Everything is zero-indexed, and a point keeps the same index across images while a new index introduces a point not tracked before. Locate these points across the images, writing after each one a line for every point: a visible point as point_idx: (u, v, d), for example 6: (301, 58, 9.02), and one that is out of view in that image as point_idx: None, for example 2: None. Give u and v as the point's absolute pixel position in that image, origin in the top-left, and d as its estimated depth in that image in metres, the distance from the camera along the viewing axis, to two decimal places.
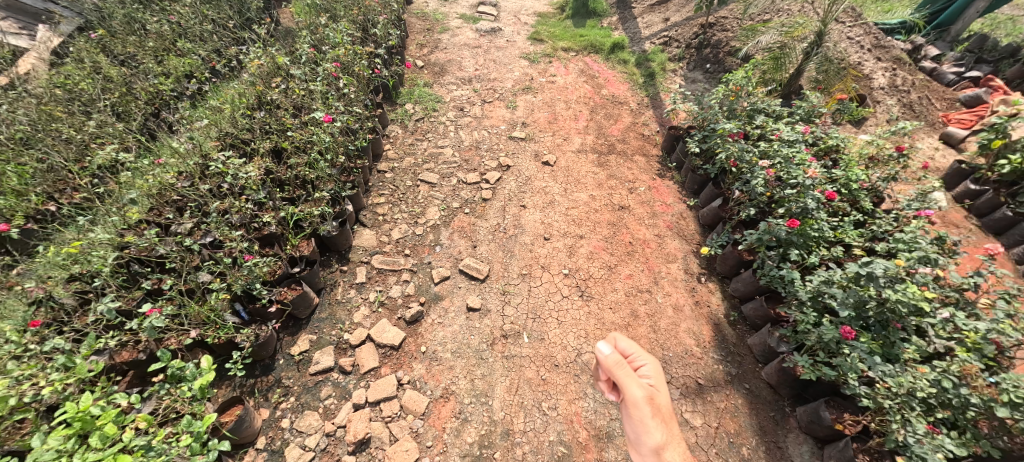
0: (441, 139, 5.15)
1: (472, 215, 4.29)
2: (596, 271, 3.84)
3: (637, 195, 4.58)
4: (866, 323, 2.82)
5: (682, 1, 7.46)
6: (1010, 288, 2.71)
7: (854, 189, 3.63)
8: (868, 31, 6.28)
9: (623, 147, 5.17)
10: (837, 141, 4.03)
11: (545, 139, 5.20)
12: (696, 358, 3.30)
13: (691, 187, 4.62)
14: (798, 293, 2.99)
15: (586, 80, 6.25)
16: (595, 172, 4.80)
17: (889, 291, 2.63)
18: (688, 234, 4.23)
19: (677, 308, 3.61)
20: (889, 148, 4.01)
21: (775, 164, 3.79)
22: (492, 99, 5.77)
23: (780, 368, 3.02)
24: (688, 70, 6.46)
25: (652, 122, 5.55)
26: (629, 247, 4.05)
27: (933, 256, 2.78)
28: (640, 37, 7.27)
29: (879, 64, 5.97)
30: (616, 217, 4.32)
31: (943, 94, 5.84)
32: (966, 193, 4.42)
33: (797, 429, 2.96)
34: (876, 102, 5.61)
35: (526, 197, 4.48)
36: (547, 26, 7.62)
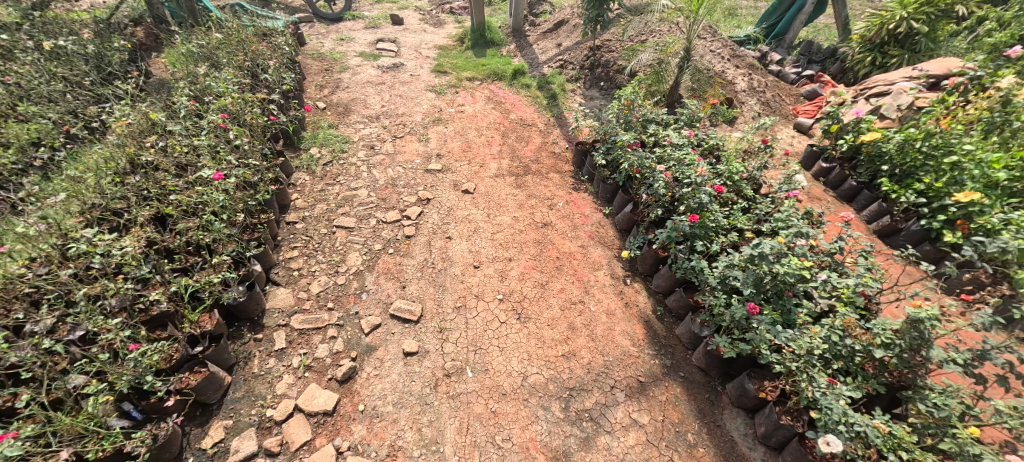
0: (354, 181, 4.94)
1: (397, 254, 4.15)
2: (529, 291, 3.88)
3: (557, 210, 4.77)
4: (767, 296, 3.16)
5: (570, 27, 8.08)
6: (865, 246, 3.22)
7: (736, 181, 4.12)
8: (725, 44, 7.29)
9: (537, 166, 5.38)
10: (717, 140, 4.59)
11: (462, 168, 5.23)
12: (634, 358, 3.44)
13: (604, 196, 4.92)
14: (709, 280, 3.27)
15: (494, 106, 6.46)
16: (515, 194, 4.92)
17: (779, 266, 2.98)
18: (609, 240, 4.48)
19: (609, 313, 3.76)
20: (758, 141, 4.63)
21: (670, 166, 4.18)
22: (403, 134, 5.70)
23: (706, 351, 3.26)
24: (585, 89, 6.99)
25: (561, 140, 5.88)
26: (558, 262, 4.17)
27: (806, 229, 3.23)
28: (538, 62, 7.73)
29: (738, 71, 6.94)
30: (541, 234, 4.45)
31: (790, 91, 6.98)
32: (821, 172, 5.30)
33: (730, 405, 3.19)
34: (742, 103, 6.50)
35: (451, 228, 4.44)
36: (448, 58, 7.78)
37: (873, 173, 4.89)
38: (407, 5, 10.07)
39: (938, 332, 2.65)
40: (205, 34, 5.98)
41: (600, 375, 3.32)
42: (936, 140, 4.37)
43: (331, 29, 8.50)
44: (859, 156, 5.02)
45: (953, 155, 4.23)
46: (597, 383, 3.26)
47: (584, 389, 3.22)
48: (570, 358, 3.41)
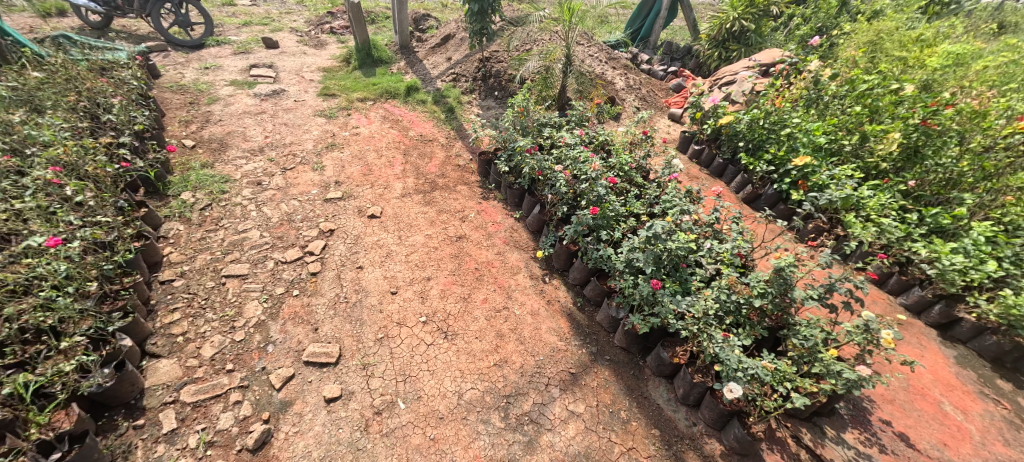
0: (241, 222, 4.43)
1: (304, 295, 3.81)
2: (453, 307, 3.82)
3: (469, 221, 4.77)
4: (666, 271, 3.49)
5: (457, 41, 8.18)
6: (736, 213, 3.72)
7: (627, 171, 4.49)
8: (600, 48, 7.95)
9: (444, 181, 5.34)
10: (605, 136, 4.97)
11: (365, 192, 4.99)
12: (562, 352, 3.56)
13: (512, 201, 5.04)
14: (616, 266, 3.51)
15: (391, 126, 6.27)
16: (424, 211, 4.82)
17: (671, 242, 3.31)
18: (523, 243, 4.60)
19: (534, 313, 3.85)
20: (639, 133, 5.12)
21: (568, 165, 4.42)
22: (293, 165, 5.27)
23: (625, 331, 3.49)
24: (481, 99, 7.13)
25: (464, 153, 5.91)
26: (477, 272, 4.17)
27: (688, 206, 3.63)
28: (430, 77, 7.69)
29: (616, 71, 7.61)
30: (456, 248, 4.41)
31: (660, 86, 7.86)
32: (695, 154, 6.05)
33: (652, 376, 3.45)
34: (623, 100, 7.12)
35: (361, 257, 4.20)
36: (335, 80, 7.39)
37: (733, 149, 5.69)
38: (280, 26, 9.37)
39: (798, 276, 3.17)
40: (18, 74, 4.95)
41: (533, 375, 3.37)
42: (773, 117, 5.23)
43: (191, 58, 7.58)
44: (721, 137, 5.81)
45: (787, 128, 5.09)
46: (531, 385, 3.31)
47: (520, 394, 3.25)
48: (502, 366, 3.42)
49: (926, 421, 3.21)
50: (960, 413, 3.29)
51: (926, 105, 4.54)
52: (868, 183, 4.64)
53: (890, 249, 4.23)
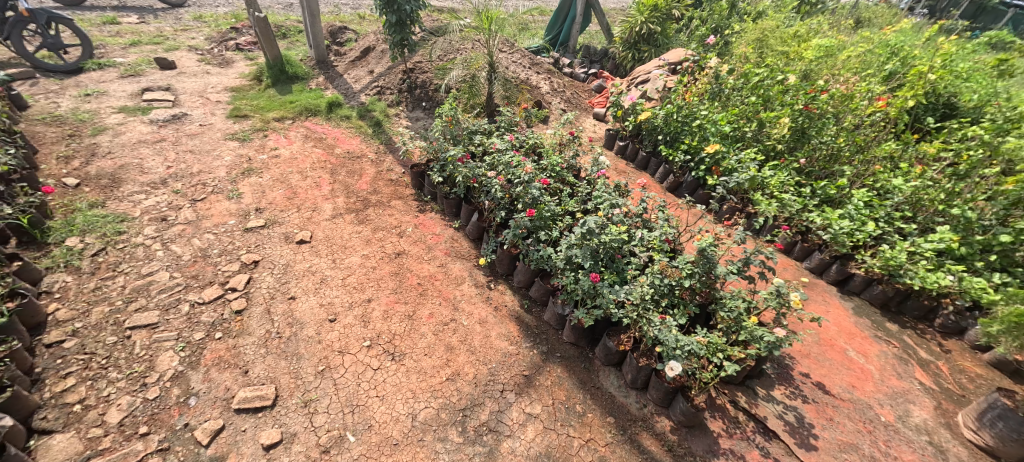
0: (145, 264, 3.95)
1: (230, 336, 3.47)
2: (397, 326, 3.68)
3: (407, 236, 4.64)
4: (604, 263, 3.63)
5: (377, 54, 7.96)
6: (661, 202, 3.97)
7: (558, 171, 4.63)
8: (523, 54, 8.12)
9: (377, 198, 5.15)
10: (535, 139, 5.08)
11: (291, 217, 4.67)
12: (514, 356, 3.57)
13: (450, 211, 4.99)
14: (557, 264, 3.59)
15: (314, 144, 5.94)
16: (358, 231, 4.61)
17: (605, 236, 3.44)
18: (465, 252, 4.56)
19: (482, 322, 3.82)
20: (567, 134, 5.30)
21: (500, 170, 4.45)
22: (205, 195, 4.80)
23: (572, 327, 3.58)
24: (409, 111, 6.99)
25: (396, 167, 5.75)
26: (420, 288, 4.06)
27: (617, 199, 3.81)
28: (353, 91, 7.39)
29: (540, 76, 7.81)
30: (396, 265, 4.27)
31: (583, 88, 8.24)
32: (620, 149, 6.40)
33: (602, 366, 3.56)
34: (549, 104, 7.34)
35: (292, 286, 3.91)
36: (246, 100, 6.85)
37: (654, 143, 6.09)
38: (176, 45, 8.53)
39: (719, 254, 3.45)
40: None
41: (487, 384, 3.34)
42: (685, 111, 5.67)
43: (67, 84, 6.66)
44: (642, 132, 6.20)
45: (698, 120, 5.54)
46: (486, 394, 3.28)
47: (476, 405, 3.20)
48: (455, 380, 3.35)
49: (836, 368, 3.62)
50: (861, 357, 3.75)
51: (807, 92, 5.19)
52: (769, 164, 5.15)
53: (792, 221, 4.76)
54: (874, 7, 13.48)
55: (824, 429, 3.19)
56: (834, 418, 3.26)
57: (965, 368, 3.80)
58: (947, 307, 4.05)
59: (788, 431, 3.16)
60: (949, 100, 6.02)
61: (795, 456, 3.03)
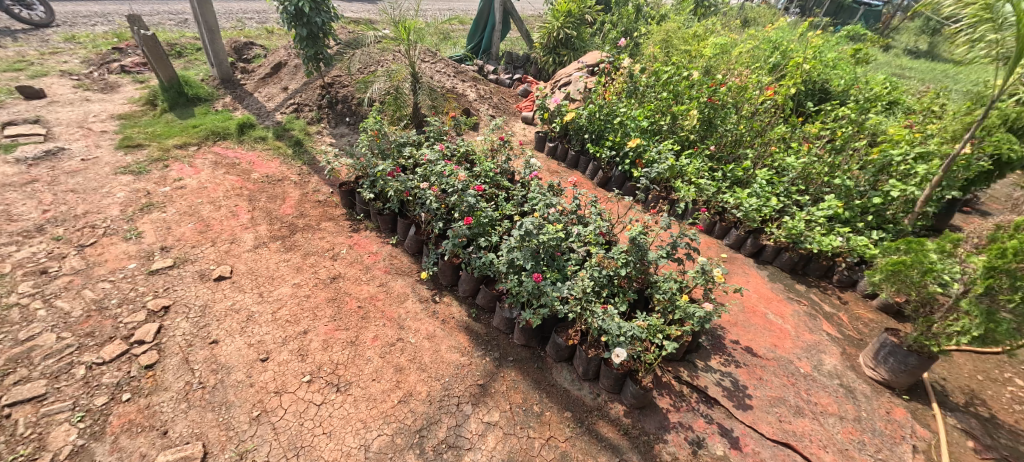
0: (23, 327, 3.37)
1: (141, 394, 3.07)
2: (340, 355, 3.47)
3: (342, 259, 4.41)
4: (545, 263, 3.70)
5: (290, 69, 7.52)
6: (592, 197, 4.13)
7: (492, 176, 4.65)
8: (446, 63, 8.08)
9: (304, 221, 4.83)
10: (465, 147, 5.07)
11: (205, 252, 4.23)
12: (466, 366, 3.52)
13: (386, 227, 4.82)
14: (499, 268, 3.59)
15: (226, 171, 5.45)
16: (285, 259, 4.29)
17: (543, 235, 3.51)
18: (406, 268, 4.43)
19: (430, 337, 3.72)
20: (497, 139, 5.34)
21: (434, 181, 4.37)
22: (95, 239, 4.20)
23: (521, 329, 3.60)
24: (331, 127, 6.67)
25: (323, 187, 5.45)
26: (361, 311, 3.86)
27: (551, 199, 3.90)
28: (266, 110, 6.89)
29: (465, 84, 7.81)
30: (332, 290, 4.03)
31: (509, 93, 8.40)
32: (551, 150, 6.58)
33: (554, 363, 3.62)
34: (478, 111, 7.37)
35: (213, 328, 3.54)
36: (139, 127, 6.12)
37: (581, 141, 6.35)
38: (43, 70, 7.41)
39: (649, 240, 3.66)
40: None
41: (442, 400, 3.26)
42: (605, 110, 5.97)
43: None
44: (569, 132, 6.43)
45: (618, 117, 5.85)
46: (442, 410, 3.19)
47: (432, 423, 3.11)
48: (407, 401, 3.22)
49: (760, 332, 3.99)
50: (779, 318, 4.17)
51: (709, 86, 5.74)
52: (685, 153, 5.58)
53: (710, 204, 5.20)
54: (757, 8, 15.21)
55: (756, 389, 3.49)
56: (763, 377, 3.59)
57: (861, 315, 4.36)
58: (841, 264, 4.64)
59: (727, 396, 3.42)
60: (823, 86, 6.94)
61: (735, 418, 3.28)
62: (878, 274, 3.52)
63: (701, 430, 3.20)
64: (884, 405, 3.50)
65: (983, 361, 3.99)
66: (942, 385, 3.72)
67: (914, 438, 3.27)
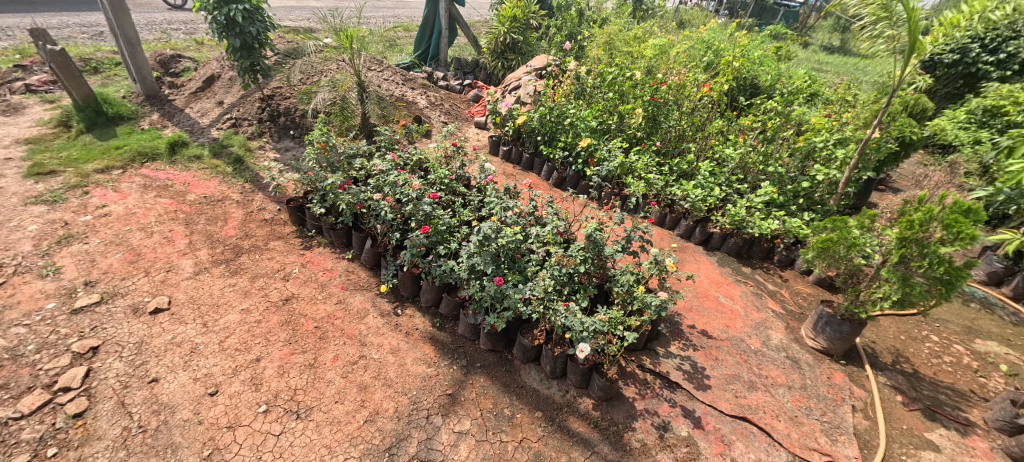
0: None
1: (71, 447, 2.76)
2: (298, 380, 3.31)
3: (294, 279, 4.20)
4: (506, 266, 3.71)
5: (225, 82, 7.10)
6: (547, 198, 4.20)
7: (447, 183, 4.61)
8: (394, 71, 7.94)
9: (250, 242, 4.57)
10: (418, 155, 4.99)
11: (139, 283, 3.89)
12: (434, 377, 3.46)
13: (340, 242, 4.65)
14: (461, 275, 3.56)
15: (157, 193, 5.04)
16: (231, 284, 4.02)
17: (501, 238, 3.51)
18: (364, 282, 4.30)
19: (394, 351, 3.63)
20: (450, 146, 5.31)
21: (387, 191, 4.27)
22: (3, 278, 3.74)
23: (487, 333, 3.59)
24: (275, 142, 6.37)
25: (269, 204, 5.18)
26: (318, 332, 3.69)
27: (508, 202, 3.93)
28: (200, 127, 6.44)
29: (415, 91, 7.72)
30: (285, 313, 3.82)
31: (460, 99, 8.39)
32: (506, 153, 6.63)
33: (522, 364, 3.64)
34: (429, 117, 7.29)
35: (152, 366, 3.26)
36: (50, 151, 5.53)
37: (534, 144, 6.45)
38: None
39: (604, 236, 3.78)
40: None
41: (411, 414, 3.18)
42: (556, 112, 6.09)
43: None
44: (522, 135, 6.52)
45: (569, 118, 6.00)
46: (411, 425, 3.12)
47: (402, 440, 3.02)
48: (374, 420, 3.12)
49: (713, 314, 4.22)
50: (730, 300, 4.43)
51: (651, 84, 6.01)
52: (634, 150, 5.79)
53: (660, 197, 5.43)
54: (690, 10, 16.15)
55: (713, 369, 3.68)
56: (718, 357, 3.79)
57: (800, 291, 4.72)
58: (780, 246, 5.00)
59: (687, 379, 3.57)
60: (753, 82, 7.46)
61: (696, 398, 3.44)
62: (811, 252, 3.83)
63: (666, 413, 3.32)
64: (826, 371, 3.80)
65: (904, 322, 4.43)
66: (873, 348, 4.10)
67: (853, 399, 3.56)
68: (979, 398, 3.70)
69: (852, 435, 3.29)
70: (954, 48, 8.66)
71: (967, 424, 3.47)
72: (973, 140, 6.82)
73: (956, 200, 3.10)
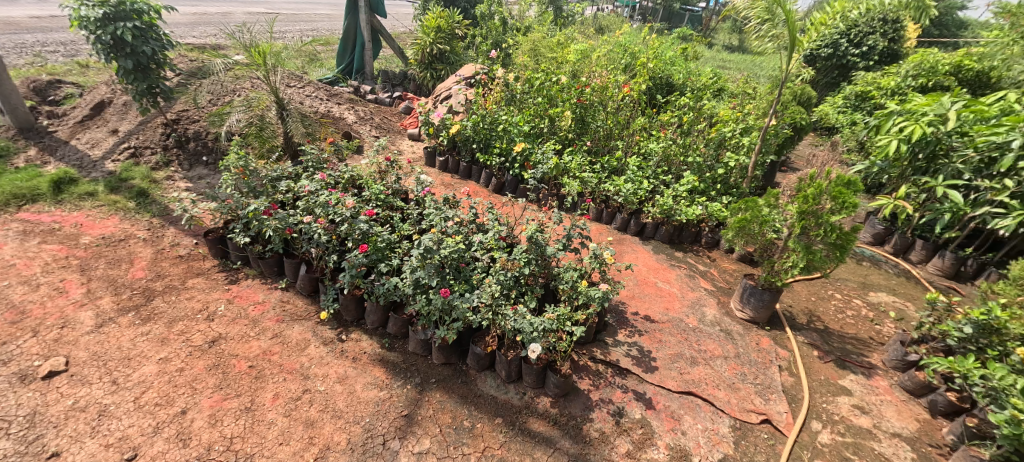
0: None
1: None
2: (234, 427, 3.02)
3: (221, 317, 3.85)
4: (451, 276, 3.67)
5: (118, 108, 6.36)
6: (487, 204, 4.22)
7: (384, 198, 4.47)
8: (317, 87, 7.58)
9: (164, 283, 4.12)
10: (350, 172, 4.81)
11: (26, 346, 3.35)
12: (386, 401, 3.31)
13: (272, 271, 4.35)
14: (405, 291, 3.47)
15: (41, 239, 4.37)
16: (144, 333, 3.59)
17: (444, 249, 3.47)
18: (302, 311, 4.05)
19: (342, 379, 3.44)
20: (383, 160, 5.17)
21: (319, 212, 4.05)
22: None
23: (439, 347, 3.53)
24: (185, 170, 5.82)
25: (184, 239, 4.71)
26: (253, 371, 3.41)
27: (447, 212, 3.89)
28: (92, 160, 5.69)
29: (342, 106, 7.42)
30: (213, 356, 3.48)
31: (391, 112, 8.20)
32: (443, 164, 6.58)
33: (477, 373, 3.61)
34: (360, 132, 7.04)
35: (50, 438, 2.81)
36: None
37: (470, 152, 6.46)
38: None
39: (545, 236, 3.87)
40: None
41: (365, 443, 3.02)
42: (488, 119, 6.15)
43: None
44: (457, 144, 6.50)
45: (501, 124, 6.08)
46: (367, 454, 2.96)
47: None
48: (325, 456, 2.92)
49: (653, 299, 4.47)
50: (667, 285, 4.71)
51: (576, 87, 6.28)
52: (566, 150, 5.99)
53: (595, 194, 5.65)
54: (607, 16, 17.12)
55: (658, 351, 3.89)
56: (662, 339, 4.01)
57: (726, 268, 5.14)
58: (706, 228, 5.42)
59: (636, 364, 3.75)
60: (668, 80, 8.04)
61: (646, 381, 3.61)
62: (731, 232, 4.20)
63: (620, 400, 3.46)
64: (755, 338, 4.16)
65: (813, 285, 4.99)
66: (791, 311, 4.56)
67: (779, 360, 3.94)
68: (878, 343, 4.24)
69: (782, 392, 3.62)
70: (827, 44, 9.95)
71: (871, 367, 3.97)
72: (850, 122, 7.86)
73: (839, 174, 3.51)
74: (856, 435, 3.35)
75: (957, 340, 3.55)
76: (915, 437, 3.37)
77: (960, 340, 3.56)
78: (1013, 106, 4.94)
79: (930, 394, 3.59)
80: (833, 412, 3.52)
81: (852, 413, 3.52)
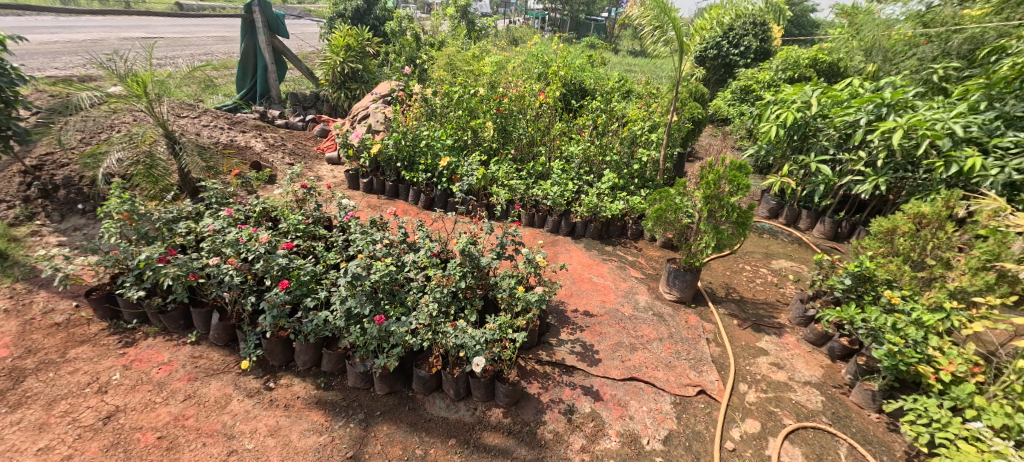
0: None
1: None
2: None
3: (117, 386, 3.34)
4: (386, 301, 3.52)
5: None
6: (415, 222, 4.11)
7: (304, 228, 4.18)
8: (215, 115, 6.97)
9: (37, 359, 3.47)
10: (262, 204, 4.44)
11: None
12: (327, 445, 3.08)
13: (177, 325, 3.87)
14: (337, 324, 3.26)
15: None
16: (14, 422, 2.99)
17: (374, 273, 3.31)
18: (220, 364, 3.65)
19: (274, 431, 3.14)
20: (299, 188, 4.85)
21: (228, 252, 3.68)
22: None
23: (381, 377, 3.36)
24: (56, 222, 5.02)
25: (61, 303, 4.03)
26: (164, 442, 2.98)
27: (374, 234, 3.73)
28: None
29: (247, 134, 6.87)
30: (109, 434, 2.99)
31: (305, 136, 7.74)
32: (367, 185, 6.32)
33: (425, 397, 3.49)
34: (271, 161, 6.55)
35: None
36: None
37: (395, 170, 6.29)
38: None
39: (478, 247, 3.86)
40: None
41: None
42: (410, 136, 6.04)
43: None
44: (380, 164, 6.30)
45: (424, 140, 6.00)
46: None
47: None
48: None
49: (590, 294, 4.65)
50: (601, 279, 4.92)
51: (494, 98, 6.38)
52: (492, 160, 6.06)
53: (525, 200, 5.77)
54: (518, 28, 17.69)
55: (600, 343, 4.04)
56: (602, 331, 4.18)
57: (652, 256, 5.49)
58: (630, 221, 5.77)
59: (581, 359, 3.86)
60: (580, 86, 8.49)
61: (591, 374, 3.73)
62: (651, 222, 4.50)
63: (570, 397, 3.53)
64: (683, 317, 4.48)
65: (726, 261, 5.51)
66: (711, 287, 4.99)
67: (706, 333, 4.28)
68: (784, 305, 4.77)
69: (711, 363, 3.93)
70: (711, 46, 11.14)
71: (781, 326, 4.45)
72: (739, 113, 8.84)
73: (732, 160, 3.90)
74: (776, 390, 3.72)
75: (842, 291, 4.10)
76: (822, 382, 3.83)
77: (844, 291, 4.13)
78: (858, 90, 5.82)
79: (829, 342, 4.10)
80: (755, 372, 3.89)
81: (771, 370, 3.92)
